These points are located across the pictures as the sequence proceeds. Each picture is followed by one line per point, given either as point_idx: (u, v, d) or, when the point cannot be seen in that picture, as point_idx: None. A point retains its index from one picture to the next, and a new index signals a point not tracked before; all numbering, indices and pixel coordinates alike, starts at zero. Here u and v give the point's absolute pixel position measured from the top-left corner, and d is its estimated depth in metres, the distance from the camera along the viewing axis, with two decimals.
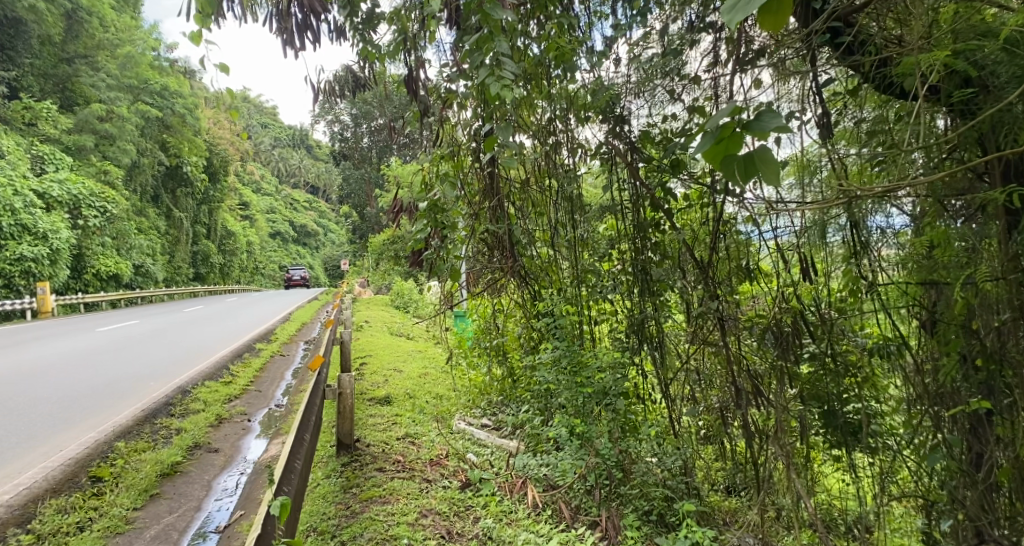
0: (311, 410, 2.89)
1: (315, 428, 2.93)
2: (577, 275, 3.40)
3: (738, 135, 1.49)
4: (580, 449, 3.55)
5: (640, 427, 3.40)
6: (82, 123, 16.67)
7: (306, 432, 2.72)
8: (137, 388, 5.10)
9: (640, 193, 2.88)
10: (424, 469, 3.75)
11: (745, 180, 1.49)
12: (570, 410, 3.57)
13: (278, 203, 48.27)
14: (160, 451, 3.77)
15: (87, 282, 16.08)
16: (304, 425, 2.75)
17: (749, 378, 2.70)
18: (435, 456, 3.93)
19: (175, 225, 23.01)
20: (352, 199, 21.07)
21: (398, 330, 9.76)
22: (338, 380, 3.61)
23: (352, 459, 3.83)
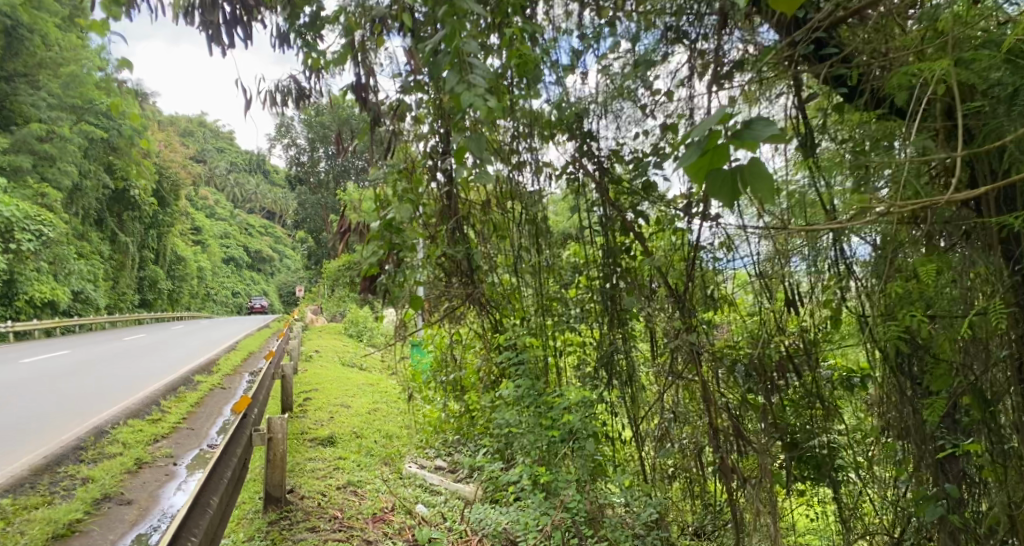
0: (222, 468, 2.31)
1: (228, 490, 2.32)
2: (541, 303, 3.15)
3: (726, 148, 1.30)
4: (544, 501, 3.33)
5: (610, 472, 3.17)
6: (20, 142, 15.80)
7: (213, 496, 2.11)
8: (47, 429, 4.58)
9: (608, 216, 2.77)
10: (365, 527, 3.29)
11: (731, 200, 1.34)
12: (534, 458, 3.37)
13: (233, 229, 46.99)
14: (57, 507, 3.27)
15: (19, 310, 15.01)
16: (209, 488, 2.13)
17: (731, 420, 2.46)
18: (378, 511, 3.48)
19: (120, 250, 21.96)
20: (309, 224, 20.52)
21: (351, 360, 9.34)
22: (268, 423, 3.20)
23: (280, 518, 3.34)
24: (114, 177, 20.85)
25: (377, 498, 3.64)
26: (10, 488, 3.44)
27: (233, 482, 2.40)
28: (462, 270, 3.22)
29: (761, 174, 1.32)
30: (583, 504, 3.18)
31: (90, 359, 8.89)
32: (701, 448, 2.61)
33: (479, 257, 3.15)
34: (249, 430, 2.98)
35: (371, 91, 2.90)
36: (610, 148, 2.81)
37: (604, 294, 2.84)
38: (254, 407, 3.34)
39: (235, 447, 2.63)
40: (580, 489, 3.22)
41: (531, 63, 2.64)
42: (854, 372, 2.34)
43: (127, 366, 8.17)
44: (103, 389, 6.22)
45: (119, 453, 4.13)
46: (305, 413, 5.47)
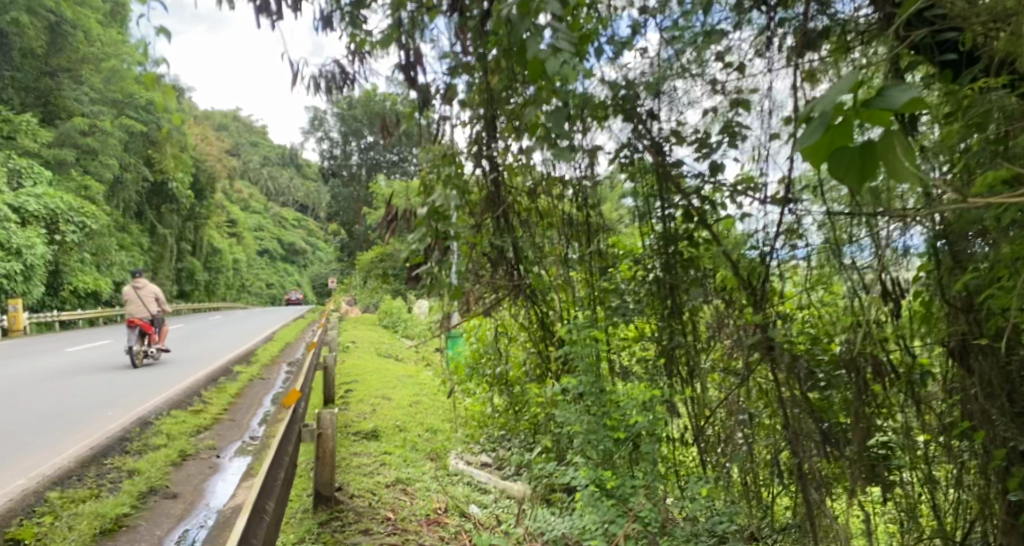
0: (274, 467, 2.22)
1: (281, 493, 2.23)
2: (595, 296, 2.99)
3: (849, 120, 1.10)
4: (610, 510, 2.91)
5: (688, 482, 2.88)
6: (63, 136, 16.21)
7: (269, 501, 2.02)
8: (92, 420, 4.60)
9: (660, 200, 2.60)
10: (420, 530, 3.07)
11: (863, 182, 1.10)
12: (596, 462, 3.03)
13: (267, 221, 47.75)
14: (104, 500, 3.25)
15: (64, 300, 15.40)
16: (265, 491, 2.04)
17: (814, 422, 2.26)
18: (432, 513, 3.28)
19: (159, 241, 22.42)
20: (342, 216, 20.64)
21: (386, 351, 9.31)
22: (317, 419, 3.06)
23: (331, 519, 3.13)
24: (152, 170, 21.27)
25: (427, 499, 3.46)
26: (57, 480, 3.43)
27: (285, 484, 2.32)
28: (508, 262, 3.10)
29: (900, 150, 1.09)
30: (656, 512, 2.85)
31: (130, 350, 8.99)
32: (779, 450, 2.43)
33: (529, 247, 3.01)
34: (298, 426, 2.91)
35: (419, 70, 2.74)
36: (671, 128, 2.64)
37: (666, 285, 2.65)
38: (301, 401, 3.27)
39: (287, 445, 2.55)
40: (652, 499, 2.91)
41: (592, 38, 2.46)
42: (920, 366, 2.17)
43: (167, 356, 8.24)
44: (144, 379, 6.25)
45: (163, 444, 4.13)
46: (345, 406, 5.43)
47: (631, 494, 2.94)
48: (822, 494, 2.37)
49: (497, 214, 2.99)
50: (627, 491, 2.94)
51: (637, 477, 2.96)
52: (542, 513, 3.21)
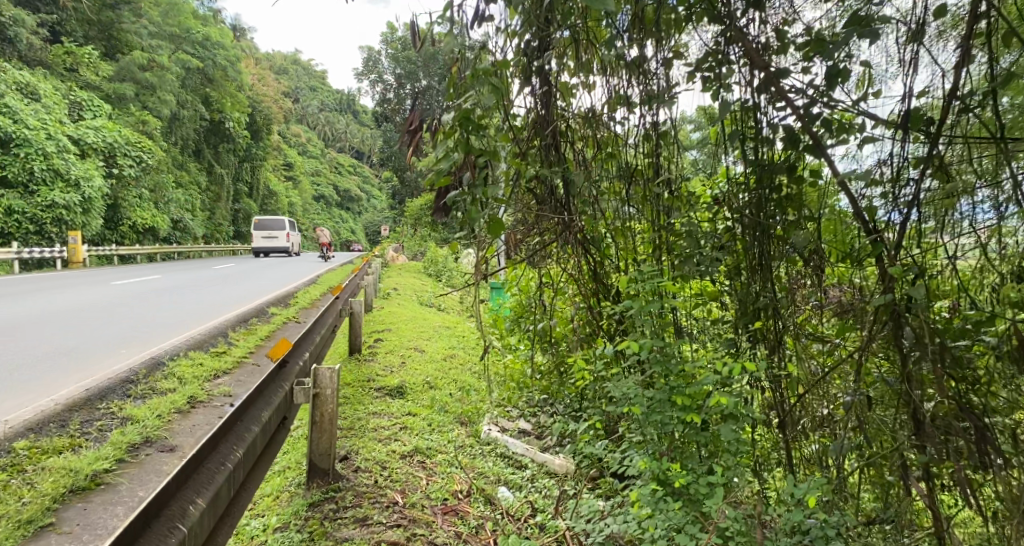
0: (226, 440, 1.58)
1: (234, 481, 1.55)
2: (660, 241, 2.43)
3: None
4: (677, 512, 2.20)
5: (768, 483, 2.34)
6: (124, 71, 16.45)
7: (195, 500, 1.33)
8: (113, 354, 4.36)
9: (755, 118, 2.04)
10: (434, 521, 2.46)
11: None
12: (663, 451, 2.30)
13: (322, 167, 48.30)
14: None
15: (124, 234, 15.82)
16: (195, 483, 1.37)
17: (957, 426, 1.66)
18: (449, 499, 2.67)
19: (216, 182, 22.81)
20: (392, 161, 20.38)
21: (428, 301, 9.04)
22: (314, 376, 2.58)
23: (326, 499, 2.60)
24: (210, 109, 21.48)
25: (447, 478, 2.86)
26: (50, 392, 3.11)
27: (245, 465, 1.65)
28: (557, 199, 2.59)
29: None
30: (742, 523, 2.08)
31: (178, 285, 8.98)
32: (899, 459, 1.81)
33: (580, 180, 2.46)
34: (285, 384, 2.31)
35: None
36: (775, 31, 2.08)
37: (757, 229, 2.09)
38: (304, 352, 2.85)
39: (263, 408, 1.91)
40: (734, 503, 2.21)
41: None
42: None
43: (209, 292, 8.13)
44: (180, 315, 6.06)
45: (187, 357, 3.84)
46: (373, 357, 5.14)
47: (708, 495, 2.17)
48: (949, 505, 1.80)
49: (547, 141, 2.53)
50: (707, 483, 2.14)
51: (714, 473, 2.21)
52: (587, 505, 2.53)
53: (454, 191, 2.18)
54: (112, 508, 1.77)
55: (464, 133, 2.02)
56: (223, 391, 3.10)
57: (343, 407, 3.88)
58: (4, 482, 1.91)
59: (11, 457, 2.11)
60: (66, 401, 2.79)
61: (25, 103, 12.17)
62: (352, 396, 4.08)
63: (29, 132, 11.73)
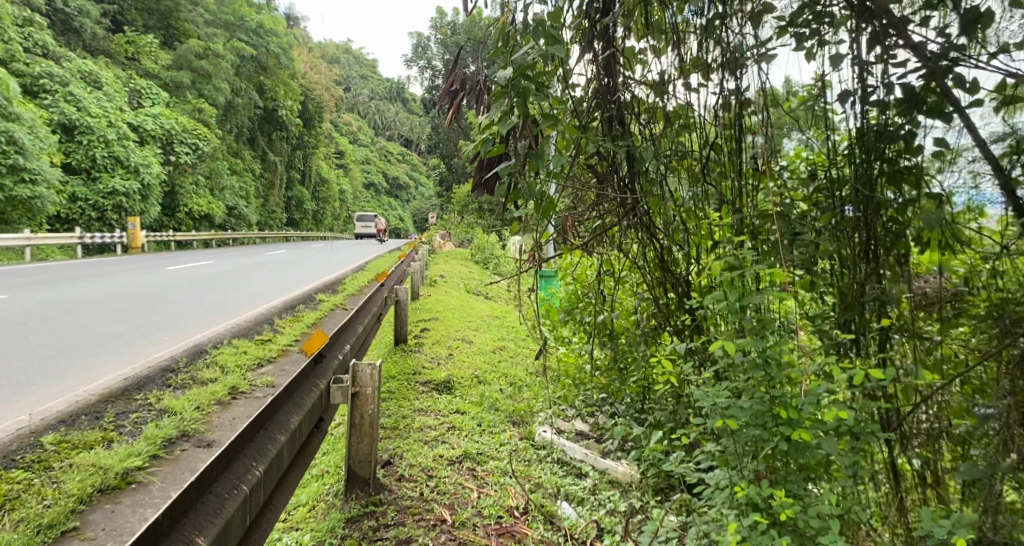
0: (243, 457, 1.37)
1: (249, 508, 1.34)
2: (742, 227, 2.13)
3: None
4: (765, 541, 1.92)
5: None
6: (181, 60, 16.90)
7: (195, 538, 1.11)
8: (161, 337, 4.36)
9: (863, 77, 1.73)
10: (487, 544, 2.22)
11: None
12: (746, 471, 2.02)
13: (372, 155, 49.00)
14: None
15: (182, 220, 16.32)
16: (197, 517, 1.15)
17: None
18: (503, 517, 2.43)
19: (270, 169, 23.34)
20: (440, 147, 20.33)
21: (476, 289, 8.89)
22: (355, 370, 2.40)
23: (365, 515, 2.40)
24: (265, 97, 21.97)
25: (501, 491, 2.63)
26: (92, 378, 3.05)
27: (266, 484, 1.45)
28: (621, 175, 2.31)
29: None
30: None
31: (234, 269, 9.14)
32: None
33: (648, 157, 2.18)
34: (319, 382, 2.12)
35: None
36: None
37: (865, 204, 1.79)
38: (344, 345, 2.71)
39: (291, 415, 1.71)
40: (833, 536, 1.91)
41: None
42: None
43: (260, 278, 8.21)
44: (230, 300, 6.08)
45: (230, 345, 3.76)
46: (419, 347, 5.00)
47: None
48: None
49: (609, 112, 2.23)
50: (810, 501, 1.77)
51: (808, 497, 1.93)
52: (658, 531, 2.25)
53: (506, 163, 1.88)
54: (140, 511, 1.62)
55: (517, 103, 1.78)
56: (265, 382, 2.98)
57: (389, 402, 3.73)
58: (29, 482, 1.81)
59: (41, 452, 2.03)
60: (102, 391, 2.73)
61: (89, 91, 12.62)
62: (397, 390, 3.93)
63: (92, 120, 12.17)
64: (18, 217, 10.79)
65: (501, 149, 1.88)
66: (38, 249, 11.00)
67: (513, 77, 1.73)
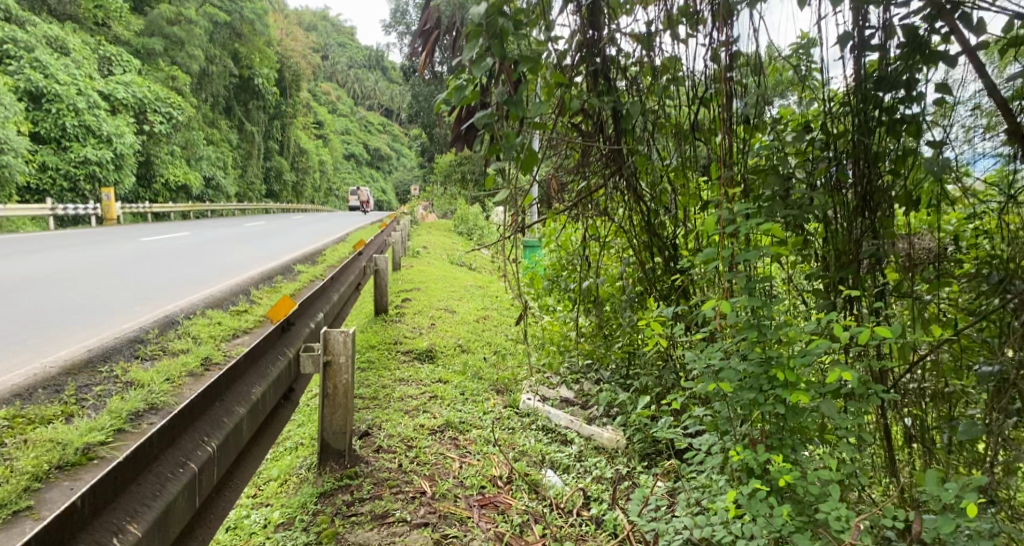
0: (191, 432, 1.25)
1: (198, 487, 1.22)
2: (732, 184, 2.04)
3: None
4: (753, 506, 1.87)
5: None
6: (151, 24, 16.28)
7: (124, 525, 1.00)
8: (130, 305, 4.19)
9: (861, 19, 1.64)
10: (470, 515, 2.16)
11: None
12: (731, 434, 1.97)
13: (353, 126, 48.10)
14: None
15: (157, 192, 15.90)
16: (129, 501, 1.03)
17: None
18: (486, 486, 2.37)
19: (247, 139, 22.79)
20: (422, 116, 19.98)
21: (459, 260, 8.81)
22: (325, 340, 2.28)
23: (339, 488, 2.31)
24: (241, 65, 21.36)
25: (484, 460, 2.57)
26: (55, 350, 2.91)
27: (221, 461, 1.33)
28: (606, 134, 2.18)
29: None
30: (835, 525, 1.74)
31: (211, 240, 8.93)
32: None
33: (635, 110, 2.07)
34: (286, 350, 2.01)
35: None
36: None
37: (861, 156, 1.70)
38: (316, 314, 2.61)
39: (251, 385, 1.59)
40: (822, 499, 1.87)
41: None
42: None
43: (239, 249, 8.02)
44: (205, 271, 5.91)
45: (203, 315, 3.63)
46: (400, 317, 4.91)
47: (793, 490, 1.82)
48: None
49: (594, 66, 2.09)
50: (805, 462, 1.72)
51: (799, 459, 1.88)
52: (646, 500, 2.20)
53: (482, 111, 1.75)
54: None
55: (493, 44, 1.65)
56: (239, 352, 2.89)
57: (369, 372, 3.65)
58: None
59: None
60: (64, 363, 2.61)
61: (55, 56, 12.12)
62: (378, 361, 3.85)
63: (59, 86, 11.69)
64: None
65: (477, 96, 1.75)
66: (7, 221, 10.63)
67: (488, 16, 1.61)
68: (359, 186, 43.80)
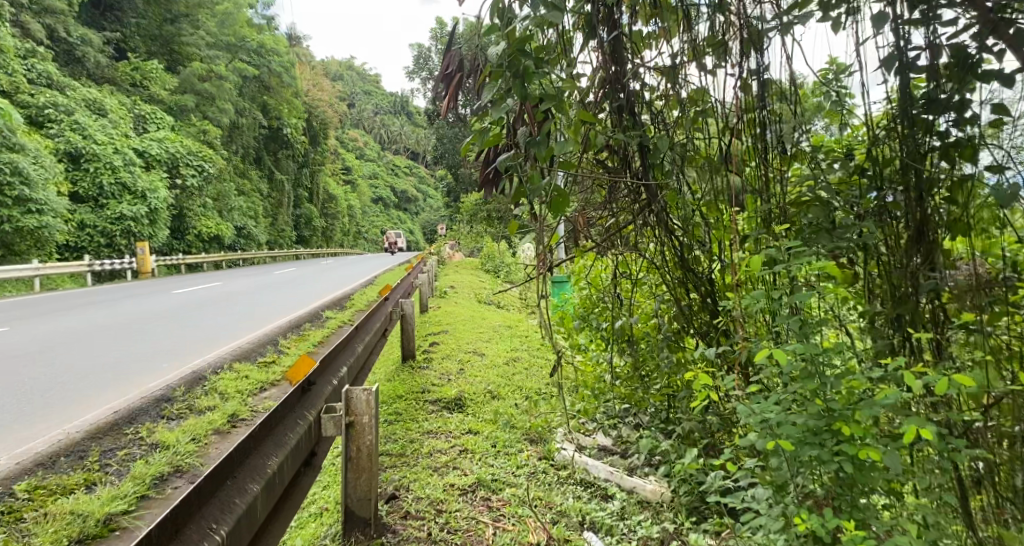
0: (197, 523, 1.16)
1: None
2: (769, 217, 1.94)
3: None
4: None
5: None
6: (184, 83, 17.05)
7: None
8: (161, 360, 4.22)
9: (902, 40, 1.56)
10: None
11: None
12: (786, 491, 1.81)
13: (379, 169, 49.22)
14: None
15: (191, 243, 16.34)
16: None
17: None
18: None
19: (277, 188, 23.45)
20: (445, 157, 20.29)
21: (486, 298, 8.74)
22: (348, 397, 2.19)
23: None
24: (269, 117, 22.17)
25: (519, 525, 2.41)
26: (83, 412, 2.91)
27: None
28: (634, 170, 2.11)
29: None
30: None
31: (243, 289, 9.09)
32: None
33: (661, 145, 2.01)
34: (307, 412, 1.94)
35: None
36: None
37: (911, 181, 1.60)
38: (340, 370, 2.55)
39: (267, 457, 1.51)
40: None
41: None
42: None
43: (268, 297, 8.10)
44: (235, 321, 5.96)
45: (230, 370, 3.62)
46: (428, 362, 4.84)
47: None
48: None
49: (618, 102, 2.04)
50: (876, 525, 1.55)
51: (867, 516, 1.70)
52: None
53: (504, 154, 1.71)
54: None
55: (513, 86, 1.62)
56: (266, 407, 2.85)
57: (397, 425, 3.55)
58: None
59: (13, 501, 1.92)
60: (90, 427, 2.59)
61: (94, 118, 12.72)
62: (405, 412, 3.76)
63: (97, 147, 12.23)
64: (27, 247, 10.81)
65: (499, 138, 1.70)
66: (49, 278, 10.99)
67: (504, 62, 1.58)
68: (386, 228, 44.46)
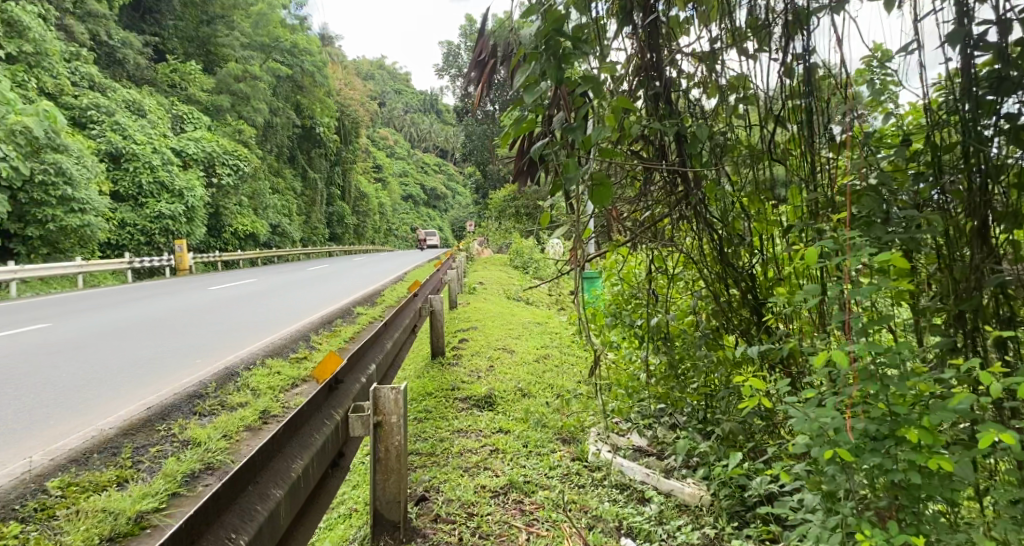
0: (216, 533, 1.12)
1: None
2: (815, 210, 1.84)
3: None
4: None
5: None
6: (220, 84, 17.41)
7: None
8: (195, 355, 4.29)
9: (965, 16, 1.45)
10: None
11: None
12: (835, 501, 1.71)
13: (409, 167, 49.61)
14: None
15: (227, 241, 16.68)
16: None
17: None
18: None
19: (310, 186, 23.79)
20: (474, 153, 20.27)
21: (516, 295, 8.68)
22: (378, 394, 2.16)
23: None
24: (302, 116, 22.51)
25: (554, 531, 2.34)
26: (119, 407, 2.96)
27: None
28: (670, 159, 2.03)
29: None
30: None
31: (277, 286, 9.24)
32: None
33: (699, 135, 1.92)
34: (334, 412, 1.92)
35: None
36: None
37: (974, 168, 1.49)
38: (369, 367, 2.53)
39: (292, 460, 1.48)
40: None
41: None
42: None
43: (301, 293, 8.20)
44: (267, 317, 6.03)
45: (261, 365, 3.64)
46: (457, 360, 4.81)
47: None
48: None
49: (654, 90, 1.96)
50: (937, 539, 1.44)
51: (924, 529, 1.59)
52: None
53: (539, 141, 1.64)
54: None
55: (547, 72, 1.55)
56: (298, 403, 2.86)
57: (427, 423, 3.53)
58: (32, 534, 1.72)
59: (47, 497, 1.96)
60: (123, 423, 2.62)
61: (134, 119, 13.09)
62: (436, 409, 3.74)
63: (137, 147, 12.57)
64: (70, 245, 11.16)
65: (533, 126, 1.62)
66: (91, 275, 11.34)
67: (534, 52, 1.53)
68: (417, 225, 44.76)
